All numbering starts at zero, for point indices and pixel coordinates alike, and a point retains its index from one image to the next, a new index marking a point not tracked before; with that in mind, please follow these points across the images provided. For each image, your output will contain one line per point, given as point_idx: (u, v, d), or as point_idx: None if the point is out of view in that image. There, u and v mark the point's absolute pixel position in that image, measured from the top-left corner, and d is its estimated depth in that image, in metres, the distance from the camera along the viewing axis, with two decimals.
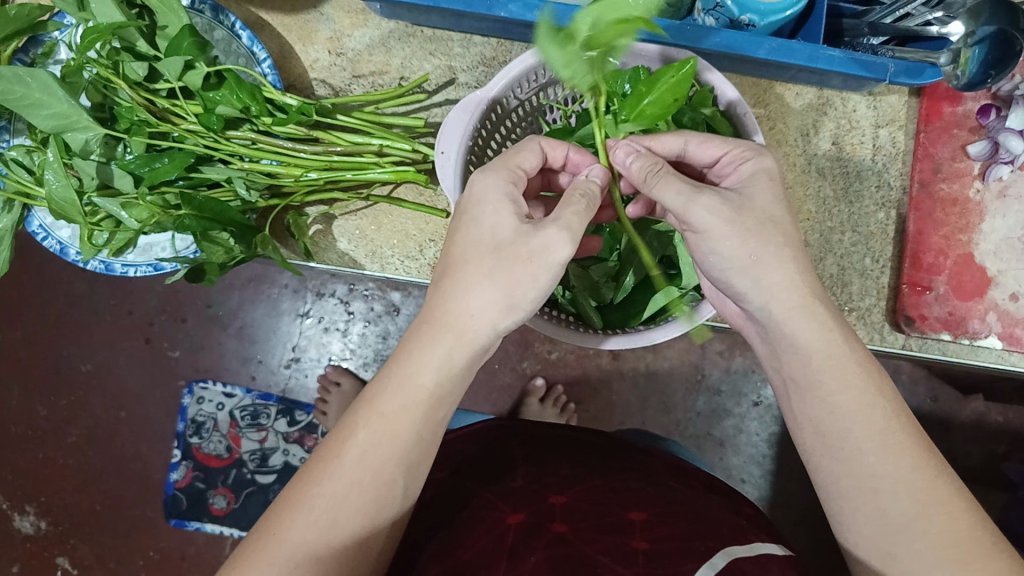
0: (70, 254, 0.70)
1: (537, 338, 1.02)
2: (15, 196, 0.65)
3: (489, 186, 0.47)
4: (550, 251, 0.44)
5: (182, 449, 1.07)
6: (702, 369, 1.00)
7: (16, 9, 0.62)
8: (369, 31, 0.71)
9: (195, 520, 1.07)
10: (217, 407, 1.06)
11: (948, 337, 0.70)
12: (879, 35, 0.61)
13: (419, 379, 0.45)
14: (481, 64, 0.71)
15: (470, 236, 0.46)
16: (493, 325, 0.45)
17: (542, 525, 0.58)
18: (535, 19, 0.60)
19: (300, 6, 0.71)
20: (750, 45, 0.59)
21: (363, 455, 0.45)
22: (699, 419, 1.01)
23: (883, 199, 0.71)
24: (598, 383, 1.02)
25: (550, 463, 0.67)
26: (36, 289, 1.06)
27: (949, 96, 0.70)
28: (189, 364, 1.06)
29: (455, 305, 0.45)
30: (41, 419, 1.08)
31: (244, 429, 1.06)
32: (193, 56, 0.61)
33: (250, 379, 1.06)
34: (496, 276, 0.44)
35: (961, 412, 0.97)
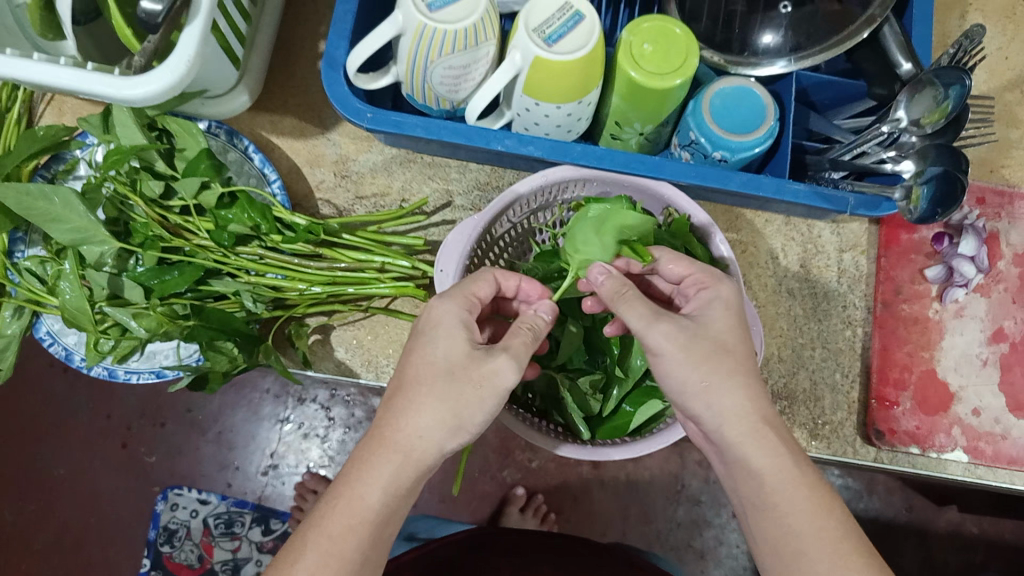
0: (74, 360, 0.72)
1: (517, 446, 1.03)
2: (25, 304, 0.67)
3: (445, 312, 0.52)
4: (499, 377, 0.49)
5: (151, 558, 1.05)
6: (681, 479, 1.02)
7: (45, 130, 0.67)
8: (373, 156, 0.77)
9: None
10: (190, 514, 1.05)
11: (917, 450, 0.73)
12: (839, 169, 0.68)
13: (366, 499, 0.48)
14: (476, 188, 0.77)
15: (426, 357, 0.50)
16: (439, 445, 0.49)
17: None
18: (528, 152, 0.65)
19: (309, 132, 0.77)
20: (722, 179, 0.65)
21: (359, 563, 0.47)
22: (679, 530, 1.02)
23: (849, 317, 0.76)
24: (578, 492, 1.03)
25: (529, 570, 0.69)
26: (17, 392, 1.06)
27: (905, 224, 0.77)
28: (166, 471, 1.06)
29: (405, 424, 0.48)
30: (9, 526, 1.06)
31: (217, 537, 1.05)
32: (210, 178, 0.65)
33: (225, 486, 1.05)
34: (448, 400, 0.49)
35: (936, 523, 0.99)
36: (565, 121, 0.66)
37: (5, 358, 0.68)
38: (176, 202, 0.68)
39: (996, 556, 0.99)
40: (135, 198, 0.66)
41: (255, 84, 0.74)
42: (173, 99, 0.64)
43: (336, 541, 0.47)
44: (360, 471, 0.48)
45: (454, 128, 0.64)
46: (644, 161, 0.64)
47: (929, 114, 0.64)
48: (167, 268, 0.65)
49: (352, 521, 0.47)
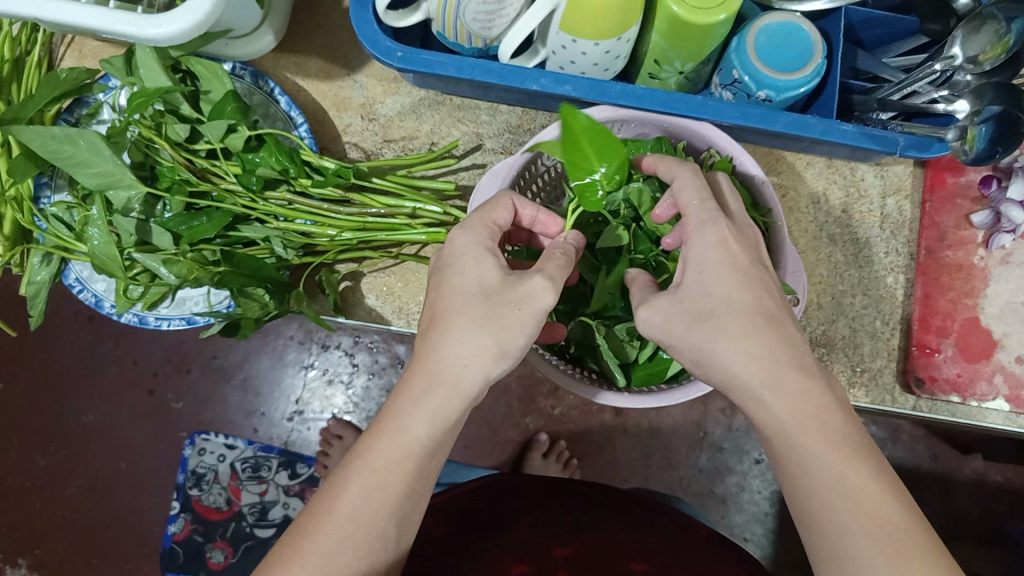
0: (104, 307, 0.71)
1: (541, 393, 1.03)
2: (53, 251, 0.67)
3: (469, 240, 0.51)
4: (536, 299, 0.49)
5: (181, 500, 1.07)
6: (704, 427, 1.01)
7: (67, 72, 0.65)
8: (401, 98, 0.75)
9: None
10: (218, 459, 1.06)
11: (957, 399, 0.72)
12: (888, 110, 0.65)
13: (412, 431, 0.47)
14: (507, 131, 0.75)
15: (455, 286, 0.50)
16: (484, 373, 0.48)
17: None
18: (564, 92, 0.63)
19: (335, 73, 0.74)
20: (767, 118, 0.62)
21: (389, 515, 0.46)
22: (702, 476, 1.02)
23: (892, 264, 0.74)
24: (601, 439, 1.03)
25: (555, 517, 0.70)
26: (44, 338, 1.06)
27: (952, 167, 0.74)
28: (193, 416, 1.06)
29: (447, 354, 0.48)
30: (40, 470, 1.08)
31: (244, 481, 1.07)
32: (235, 120, 0.63)
33: (252, 432, 1.06)
34: (484, 324, 0.48)
35: (961, 471, 0.98)
36: (602, 59, 0.63)
37: (36, 305, 0.67)
38: (202, 146, 0.66)
39: (1021, 504, 0.99)
40: (161, 142, 0.65)
41: (280, 23, 0.71)
42: (196, 40, 0.62)
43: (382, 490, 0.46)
44: (406, 420, 0.48)
45: (487, 67, 0.62)
46: (684, 100, 0.63)
47: (989, 50, 0.60)
48: (195, 214, 0.64)
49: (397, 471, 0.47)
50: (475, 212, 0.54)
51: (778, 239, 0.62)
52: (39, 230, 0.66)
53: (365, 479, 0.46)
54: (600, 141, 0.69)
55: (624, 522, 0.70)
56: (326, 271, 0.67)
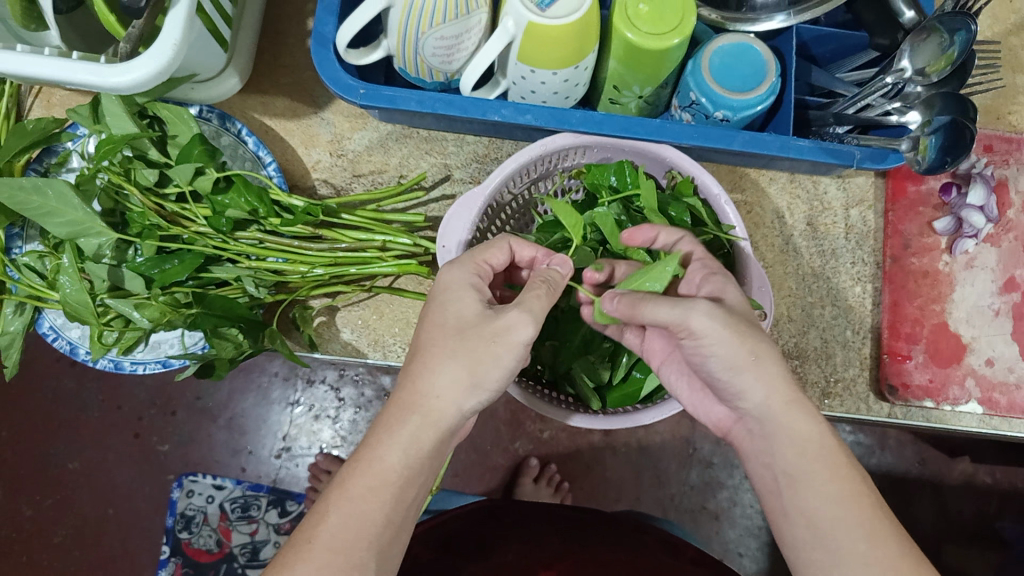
0: (79, 354, 0.71)
1: (529, 417, 1.03)
2: (26, 300, 0.67)
3: (455, 276, 0.53)
4: (513, 332, 0.49)
5: (171, 544, 1.06)
6: (693, 443, 1.02)
7: (33, 123, 0.66)
8: (368, 133, 0.76)
9: None
10: (207, 500, 1.05)
11: (931, 404, 0.73)
12: (844, 124, 0.66)
13: (386, 460, 0.48)
14: (475, 161, 0.76)
15: (439, 318, 0.51)
16: (457, 404, 0.49)
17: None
18: (525, 122, 0.64)
19: (302, 111, 0.75)
20: (725, 138, 0.64)
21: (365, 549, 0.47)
22: (693, 493, 1.02)
23: (858, 274, 0.75)
24: (590, 460, 1.03)
25: (542, 541, 0.69)
26: (27, 387, 1.06)
27: (912, 176, 0.75)
28: (180, 458, 1.06)
29: (423, 385, 0.49)
30: (26, 521, 1.07)
31: (234, 522, 1.06)
32: (201, 163, 0.64)
33: (240, 470, 1.06)
34: (460, 356, 0.49)
35: (950, 474, 0.99)
36: (562, 88, 0.64)
37: (10, 356, 0.67)
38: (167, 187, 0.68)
39: (1012, 504, 0.99)
40: (130, 186, 0.65)
41: (244, 65, 0.72)
42: (161, 86, 0.63)
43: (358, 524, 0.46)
44: (374, 448, 0.48)
45: (449, 100, 0.63)
46: (645, 124, 0.64)
47: (935, 63, 0.62)
48: (166, 258, 0.65)
49: (378, 499, 0.48)
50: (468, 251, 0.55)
51: (743, 256, 0.63)
52: (11, 280, 0.67)
53: (346, 507, 0.47)
54: (566, 166, 0.69)
55: (613, 544, 0.70)
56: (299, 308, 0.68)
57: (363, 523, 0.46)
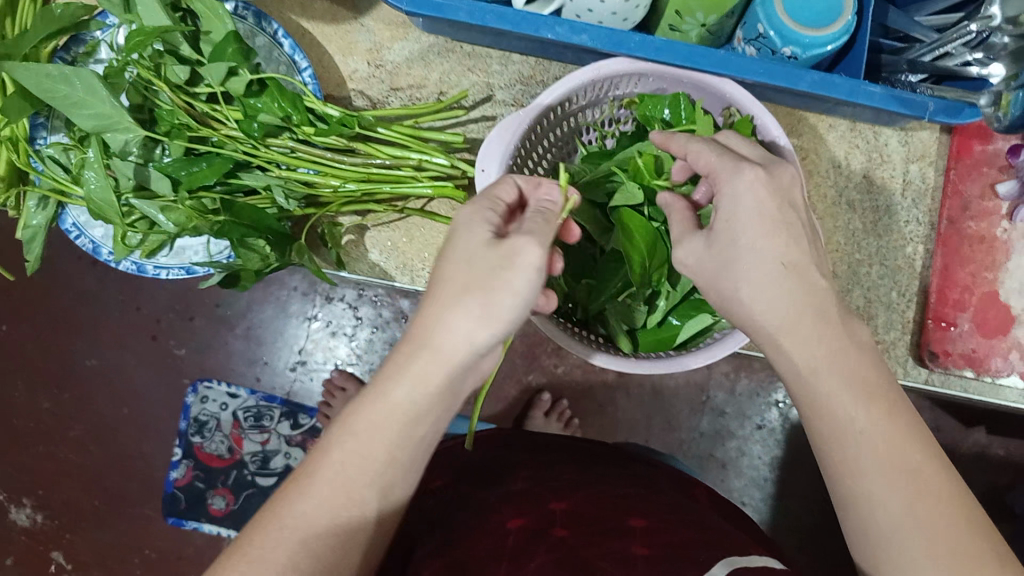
0: (102, 253, 0.69)
1: (545, 351, 1.02)
2: (51, 193, 0.65)
3: (470, 215, 0.48)
4: (521, 256, 0.45)
5: (183, 447, 1.07)
6: (706, 390, 1.00)
7: (62, 8, 0.62)
8: (409, 44, 0.72)
9: (193, 520, 1.07)
10: (221, 407, 1.06)
11: (970, 373, 0.71)
12: (917, 72, 0.64)
13: (394, 395, 0.46)
14: (519, 82, 0.72)
15: (450, 251, 0.47)
16: (470, 342, 0.45)
17: (543, 530, 0.59)
18: (580, 42, 0.60)
19: (341, 15, 0.72)
20: (791, 76, 0.60)
21: (342, 453, 0.45)
22: (702, 439, 1.01)
23: (912, 234, 0.72)
24: (603, 399, 1.02)
25: (554, 472, 0.68)
26: (47, 284, 1.05)
27: (980, 134, 0.71)
28: (194, 365, 1.06)
29: (436, 322, 0.45)
30: (44, 415, 1.08)
31: (247, 430, 1.06)
32: (233, 62, 0.61)
33: (254, 381, 1.06)
34: (469, 289, 0.45)
35: (963, 443, 0.95)
36: (621, 9, 0.61)
37: (33, 250, 0.66)
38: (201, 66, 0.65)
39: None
40: (160, 83, 0.63)
41: None
42: None
43: (359, 459, 0.45)
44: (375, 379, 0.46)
45: (501, 13, 0.59)
46: (707, 54, 0.60)
47: None
48: (194, 160, 0.62)
49: (379, 432, 0.45)
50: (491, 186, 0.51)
51: None
52: (34, 172, 0.65)
53: (343, 444, 0.45)
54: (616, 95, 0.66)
55: (623, 481, 0.68)
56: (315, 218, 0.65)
57: (361, 457, 0.45)
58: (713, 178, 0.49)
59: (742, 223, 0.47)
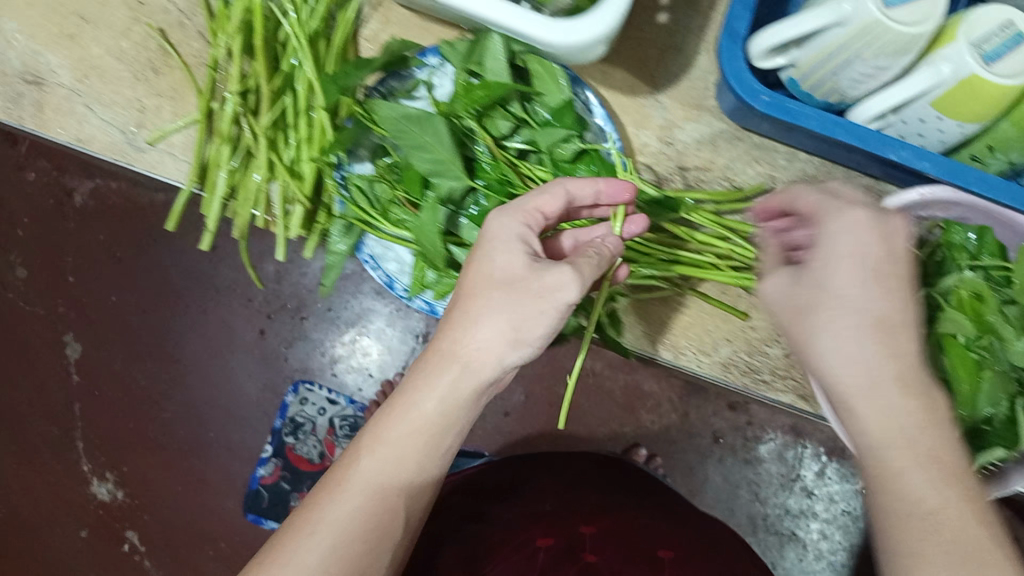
0: (396, 288, 0.71)
1: (642, 406, 1.17)
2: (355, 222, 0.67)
3: (503, 225, 0.56)
4: (560, 290, 0.54)
5: (276, 446, 1.33)
6: (798, 470, 1.14)
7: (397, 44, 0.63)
8: (700, 126, 0.73)
9: (272, 518, 1.33)
10: (318, 413, 1.32)
11: None
12: None
13: (424, 408, 0.55)
14: (802, 179, 0.74)
15: (483, 268, 0.55)
16: (498, 358, 0.55)
17: (576, 552, 0.91)
18: (921, 168, 0.62)
19: (640, 90, 0.73)
20: None
21: (374, 458, 0.56)
22: (787, 515, 1.15)
23: None
24: (694, 462, 1.16)
25: (576, 492, 0.97)
26: (171, 268, 1.32)
27: None
28: (296, 366, 1.33)
29: (466, 336, 0.55)
30: (139, 384, 1.36)
31: (337, 437, 1.33)
32: (567, 128, 0.64)
33: (355, 391, 1.32)
34: (505, 311, 0.54)
35: None
36: (954, 138, 0.63)
37: (329, 277, 0.70)
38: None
39: None
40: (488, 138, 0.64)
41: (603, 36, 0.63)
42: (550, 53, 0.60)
43: (391, 463, 0.55)
44: (411, 398, 0.56)
45: (850, 127, 0.61)
46: None
47: None
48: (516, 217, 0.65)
49: (411, 444, 0.56)
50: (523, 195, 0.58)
51: None
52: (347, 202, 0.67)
53: (375, 454, 0.56)
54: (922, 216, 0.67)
55: (629, 501, 0.97)
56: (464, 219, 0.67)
57: (397, 463, 0.55)
58: (817, 213, 0.57)
59: (833, 259, 0.54)
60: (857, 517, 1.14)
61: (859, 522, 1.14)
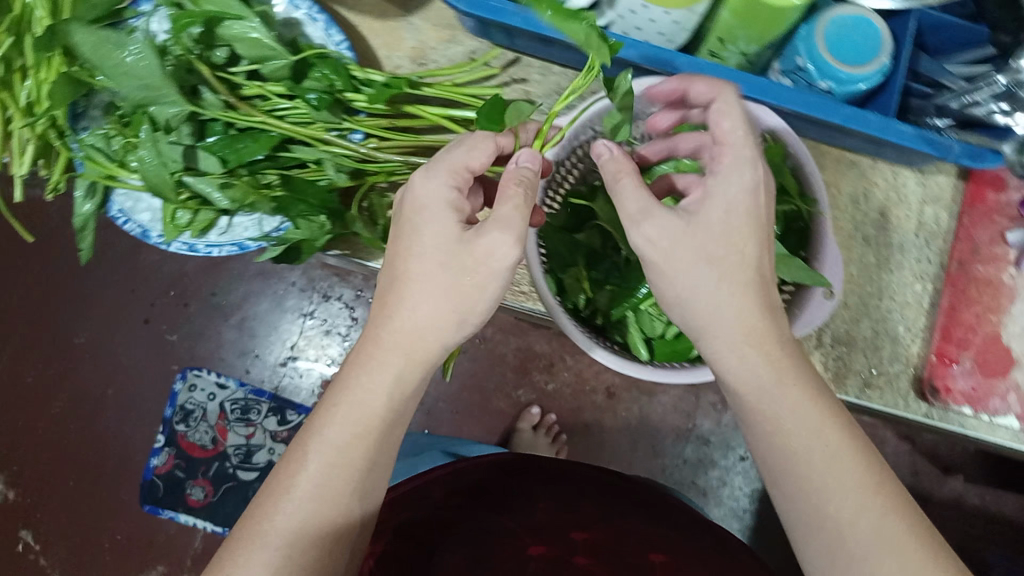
0: (151, 237, 0.72)
1: (536, 367, 1.08)
2: (100, 179, 0.68)
3: (429, 187, 0.50)
4: (495, 255, 0.48)
5: (166, 435, 1.11)
6: (694, 418, 1.07)
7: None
8: (452, 47, 0.74)
9: (169, 509, 1.10)
10: (207, 397, 1.11)
11: (969, 411, 0.73)
12: (944, 117, 0.65)
13: (372, 404, 0.48)
14: (557, 93, 0.75)
15: (415, 247, 0.49)
16: (442, 339, 0.49)
17: (565, 559, 0.68)
18: (630, 57, 0.64)
19: (390, 13, 0.73)
20: (826, 110, 0.63)
21: (318, 462, 0.46)
22: (685, 467, 1.07)
23: (921, 272, 0.74)
24: (590, 419, 1.08)
25: (573, 504, 0.72)
26: None
27: (994, 182, 0.74)
28: (185, 350, 1.11)
29: (415, 321, 0.48)
30: None
31: (232, 422, 1.12)
32: (274, 47, 0.65)
33: (243, 372, 1.11)
34: (445, 291, 0.48)
35: (939, 491, 1.04)
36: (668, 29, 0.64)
37: (85, 238, 0.70)
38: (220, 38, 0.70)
39: (994, 530, 1.04)
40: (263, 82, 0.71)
41: None
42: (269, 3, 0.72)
43: (337, 451, 0.47)
44: (357, 386, 0.48)
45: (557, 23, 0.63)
46: (749, 81, 0.63)
47: None
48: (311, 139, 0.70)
49: (356, 443, 0.47)
50: (442, 155, 0.51)
51: (822, 230, 0.62)
52: (84, 157, 0.68)
53: (320, 454, 0.46)
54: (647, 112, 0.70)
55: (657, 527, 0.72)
56: (622, 82, 0.54)
57: (344, 460, 0.47)
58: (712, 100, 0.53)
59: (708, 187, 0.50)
60: (758, 461, 1.07)
61: (762, 468, 1.07)
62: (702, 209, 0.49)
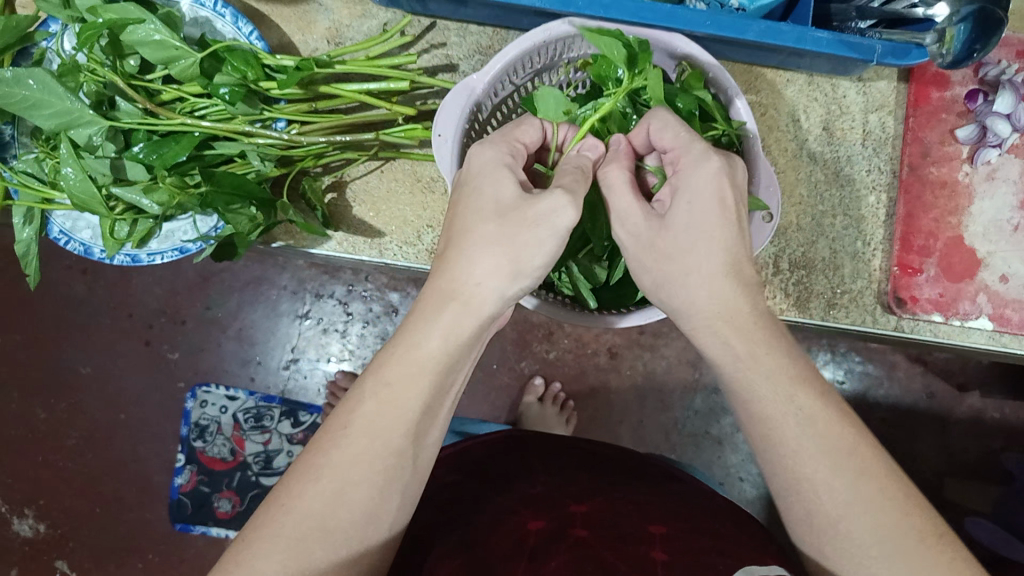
0: (94, 253, 0.73)
1: (535, 338, 1.06)
2: (35, 203, 0.68)
3: (485, 156, 0.51)
4: (556, 215, 0.46)
5: (185, 453, 1.12)
6: (699, 368, 1.04)
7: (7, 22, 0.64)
8: (366, 21, 0.75)
9: (200, 525, 1.12)
10: (220, 411, 1.11)
11: (939, 318, 0.74)
12: (867, 18, 0.66)
13: (424, 346, 0.46)
14: (477, 52, 0.75)
15: (472, 205, 0.49)
16: (500, 292, 0.47)
17: (563, 531, 0.61)
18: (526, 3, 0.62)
19: None
20: (739, 28, 0.61)
21: (372, 402, 0.45)
22: (696, 417, 1.05)
23: (873, 182, 0.75)
24: (596, 382, 1.06)
25: (572, 476, 0.68)
26: None
27: (936, 81, 0.74)
28: (188, 367, 1.11)
29: (469, 274, 0.47)
30: None
31: (248, 431, 1.12)
32: (180, 46, 0.63)
33: (249, 380, 1.11)
34: (501, 242, 0.47)
35: (958, 408, 1.01)
36: None
37: (30, 264, 0.69)
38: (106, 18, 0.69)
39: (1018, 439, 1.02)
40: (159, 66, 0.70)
41: None
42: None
43: (390, 408, 0.45)
44: (416, 335, 0.46)
45: None
46: (654, 9, 0.61)
47: None
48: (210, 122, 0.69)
49: (404, 390, 0.45)
50: (500, 133, 0.53)
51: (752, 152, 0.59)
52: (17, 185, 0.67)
53: (376, 397, 0.45)
54: (570, 57, 0.66)
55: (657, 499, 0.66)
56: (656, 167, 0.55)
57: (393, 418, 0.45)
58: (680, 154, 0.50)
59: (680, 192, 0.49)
60: None
61: None
62: (673, 207, 0.49)
